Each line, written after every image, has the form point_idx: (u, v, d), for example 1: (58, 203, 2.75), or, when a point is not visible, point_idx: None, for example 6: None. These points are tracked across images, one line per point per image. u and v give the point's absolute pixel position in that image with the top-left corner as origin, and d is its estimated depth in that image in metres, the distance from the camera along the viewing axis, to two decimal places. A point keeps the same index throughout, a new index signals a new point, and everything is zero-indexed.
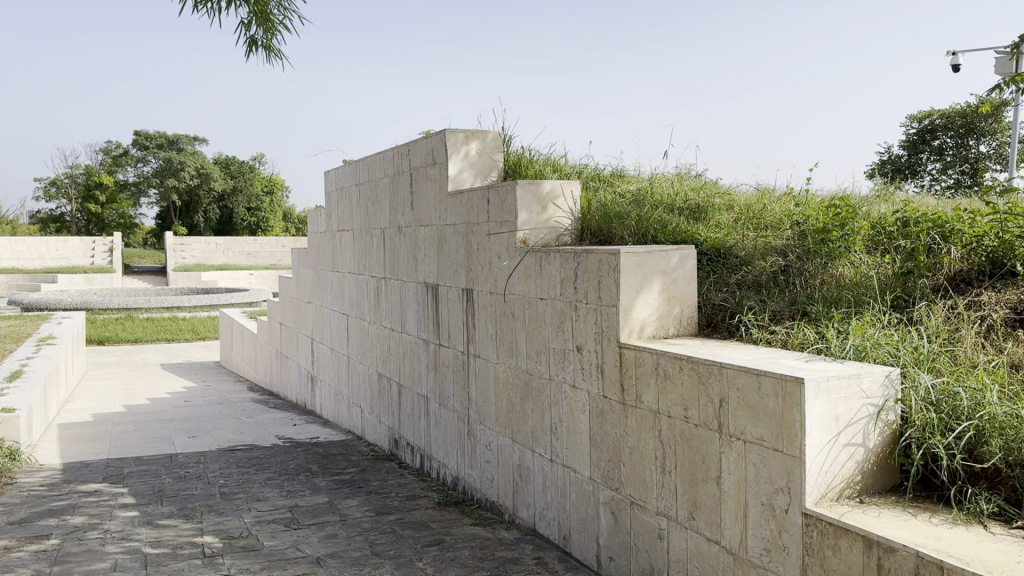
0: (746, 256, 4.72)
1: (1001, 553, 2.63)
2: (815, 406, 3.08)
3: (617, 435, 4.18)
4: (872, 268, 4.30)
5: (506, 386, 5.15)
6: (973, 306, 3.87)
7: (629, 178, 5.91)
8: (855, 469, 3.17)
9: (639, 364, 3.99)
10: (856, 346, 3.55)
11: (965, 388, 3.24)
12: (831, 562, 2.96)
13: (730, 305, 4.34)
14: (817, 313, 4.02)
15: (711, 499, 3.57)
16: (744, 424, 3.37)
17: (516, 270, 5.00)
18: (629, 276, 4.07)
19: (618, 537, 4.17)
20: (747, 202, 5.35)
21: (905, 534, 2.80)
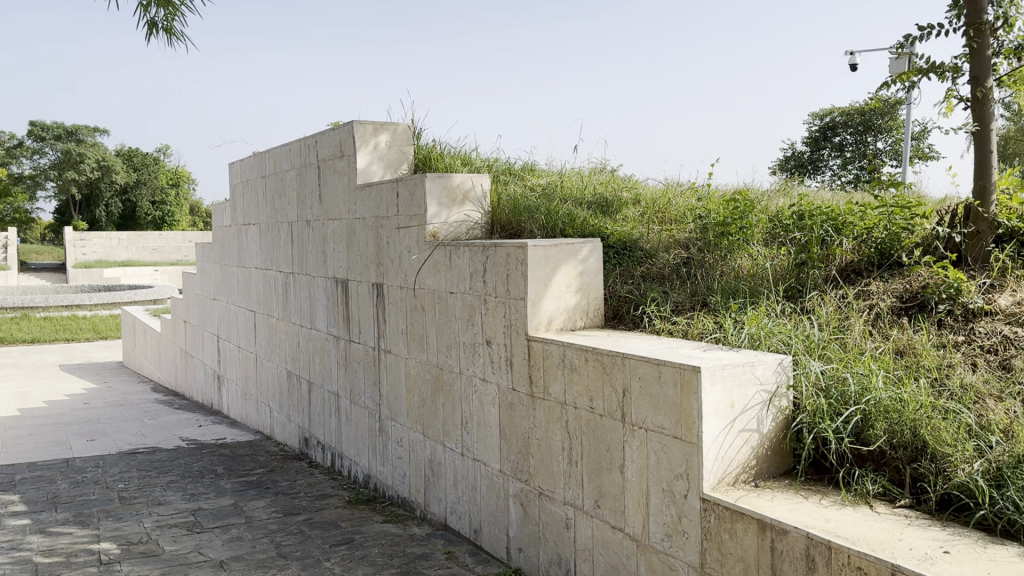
0: (651, 249, 4.81)
1: (885, 532, 2.74)
2: (711, 394, 3.15)
3: (526, 427, 4.18)
4: (769, 259, 4.42)
5: (416, 381, 5.10)
6: (863, 296, 4.02)
7: (540, 171, 5.94)
8: (750, 454, 3.26)
9: (546, 356, 4.01)
10: (751, 335, 3.67)
11: (853, 373, 3.36)
12: (727, 545, 3.04)
13: (635, 296, 4.41)
14: (716, 303, 4.12)
15: (615, 488, 3.61)
16: (646, 412, 3.42)
17: (425, 264, 4.95)
18: (537, 268, 4.07)
19: (527, 528, 4.19)
20: (652, 196, 5.46)
21: (796, 515, 2.89)
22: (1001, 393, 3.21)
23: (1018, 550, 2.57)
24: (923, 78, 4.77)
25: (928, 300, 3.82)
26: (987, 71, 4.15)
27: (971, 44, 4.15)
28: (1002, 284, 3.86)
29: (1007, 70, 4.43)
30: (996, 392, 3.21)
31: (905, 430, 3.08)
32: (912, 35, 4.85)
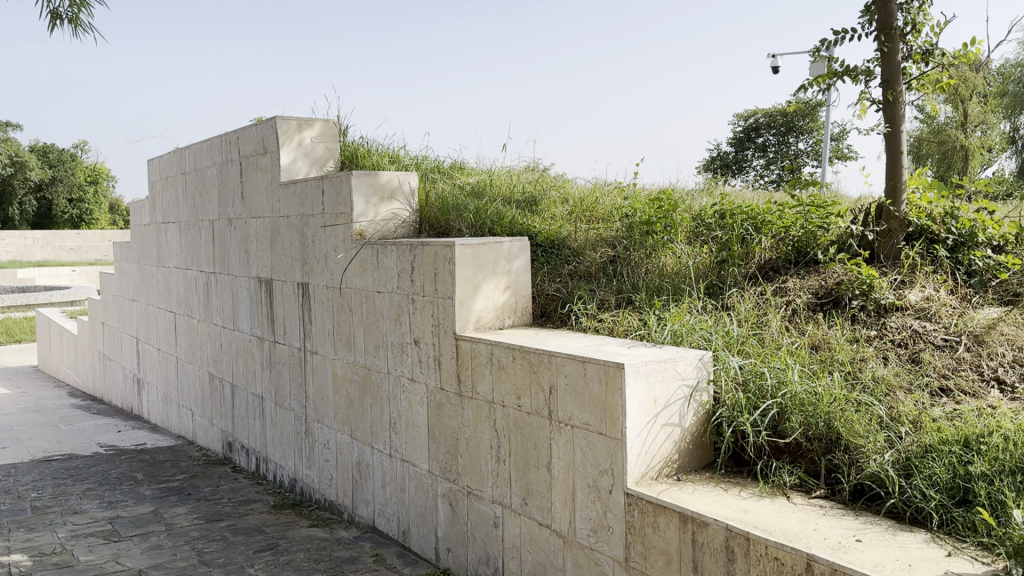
0: (578, 248, 4.85)
1: (800, 522, 2.81)
2: (635, 390, 3.19)
3: (454, 427, 4.14)
4: (691, 257, 4.50)
5: (343, 382, 5.02)
6: (780, 292, 4.12)
7: (469, 170, 5.93)
8: (673, 448, 3.31)
9: (474, 355, 3.98)
10: (673, 331, 3.73)
11: (771, 368, 3.44)
12: (651, 539, 3.08)
13: (562, 295, 4.44)
14: (640, 301, 4.18)
15: (542, 485, 3.62)
16: (572, 410, 3.44)
17: (352, 262, 4.86)
18: (464, 267, 4.05)
19: (456, 528, 4.16)
20: (580, 195, 5.49)
21: (716, 508, 2.95)
22: (910, 385, 3.32)
23: (925, 537, 2.68)
24: (838, 81, 4.92)
25: (842, 296, 3.93)
26: (897, 75, 4.30)
27: (883, 48, 4.30)
28: (912, 280, 4.00)
29: (917, 74, 4.59)
30: (906, 384, 3.32)
31: (820, 422, 3.17)
32: (828, 39, 5.00)
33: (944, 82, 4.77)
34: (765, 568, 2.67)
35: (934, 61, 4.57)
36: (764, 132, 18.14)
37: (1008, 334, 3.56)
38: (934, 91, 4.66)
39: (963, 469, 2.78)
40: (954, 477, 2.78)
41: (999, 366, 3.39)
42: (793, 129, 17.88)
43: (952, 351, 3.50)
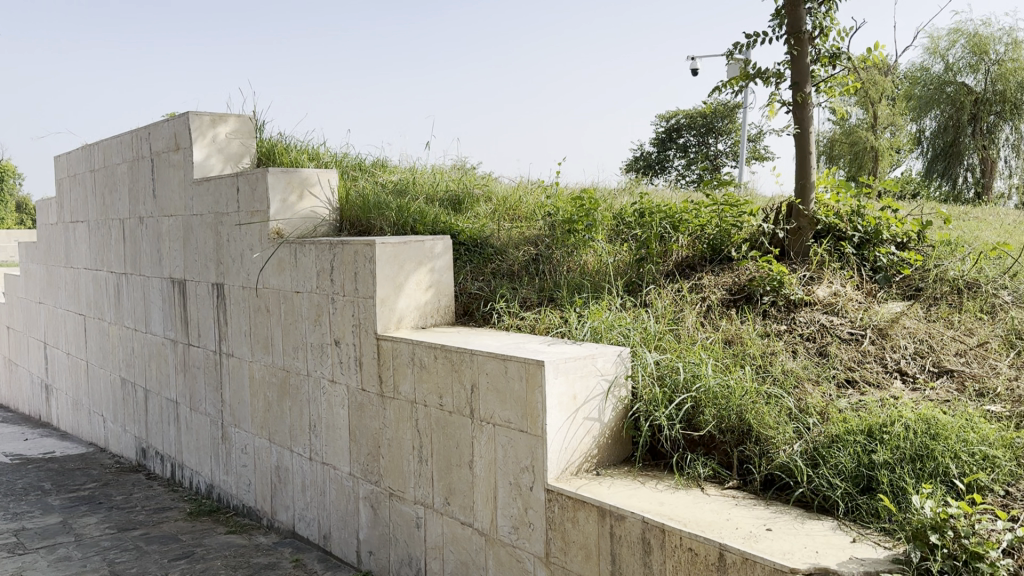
0: (501, 246, 4.85)
1: (714, 513, 2.88)
2: (555, 387, 3.21)
3: (375, 428, 4.06)
4: (612, 255, 4.56)
5: (261, 385, 4.91)
6: (696, 289, 4.22)
7: (392, 167, 5.88)
8: (592, 444, 3.35)
9: (396, 355, 3.90)
10: (593, 328, 3.77)
11: (685, 363, 3.51)
12: (571, 534, 3.11)
13: (484, 293, 4.43)
14: (562, 299, 4.21)
15: (465, 484, 3.59)
16: (493, 408, 3.43)
17: (270, 262, 4.75)
18: (386, 266, 3.97)
19: (377, 530, 4.11)
20: (504, 193, 5.50)
21: (633, 501, 2.99)
22: (818, 377, 3.43)
23: (832, 524, 2.77)
24: (751, 83, 5.06)
25: (754, 292, 4.03)
26: (806, 77, 4.44)
27: (792, 50, 4.44)
28: (820, 277, 4.14)
29: (825, 77, 4.76)
30: (814, 377, 3.43)
31: (732, 414, 3.25)
32: (741, 42, 5.14)
33: (850, 85, 4.94)
34: (680, 558, 2.72)
35: (839, 64, 4.72)
36: (686, 133, 18.61)
37: (910, 327, 3.70)
38: (841, 93, 4.83)
39: (867, 457, 2.88)
40: (858, 466, 2.89)
41: (902, 357, 3.51)
42: (713, 130, 18.45)
43: (857, 344, 3.62)
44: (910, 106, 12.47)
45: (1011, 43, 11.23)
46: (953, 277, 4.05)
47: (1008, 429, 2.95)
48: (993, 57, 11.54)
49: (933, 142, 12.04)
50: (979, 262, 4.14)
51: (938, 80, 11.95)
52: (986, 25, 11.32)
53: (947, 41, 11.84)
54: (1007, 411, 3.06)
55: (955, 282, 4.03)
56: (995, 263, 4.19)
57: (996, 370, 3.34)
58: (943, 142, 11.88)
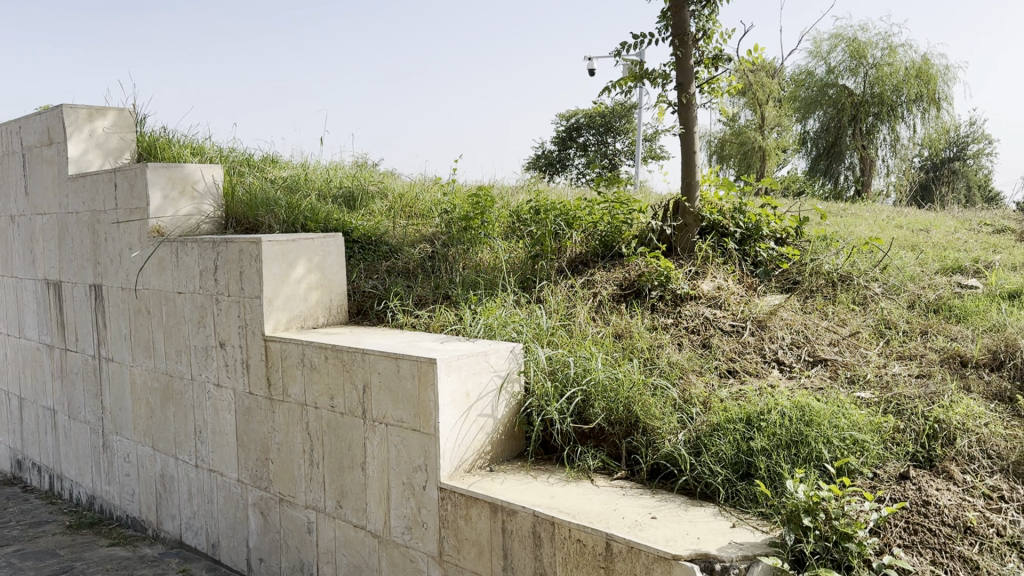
0: (396, 244, 4.79)
1: (603, 504, 2.92)
2: (447, 385, 3.14)
3: (264, 432, 3.93)
4: (507, 252, 4.58)
5: (143, 390, 4.71)
6: (588, 285, 4.27)
7: (283, 163, 5.76)
8: (485, 440, 3.33)
9: (284, 357, 3.78)
10: (487, 325, 3.78)
11: (576, 358, 3.56)
12: (464, 531, 3.07)
13: (378, 292, 4.37)
14: (456, 296, 4.17)
15: (356, 486, 3.48)
16: (385, 407, 3.31)
17: (150, 262, 4.55)
18: (272, 264, 3.85)
19: (268, 537, 3.99)
20: (400, 190, 5.44)
21: (524, 495, 3.00)
22: (701, 368, 3.53)
23: (713, 510, 2.86)
24: (638, 83, 5.17)
25: (643, 287, 4.12)
26: (690, 78, 4.57)
27: (677, 51, 4.55)
28: (705, 272, 4.27)
29: (709, 78, 4.87)
30: (697, 367, 3.53)
31: (620, 406, 3.31)
32: (629, 42, 5.25)
33: (732, 87, 5.12)
34: (569, 550, 2.75)
35: (721, 65, 4.84)
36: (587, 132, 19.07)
37: (786, 319, 3.85)
38: (725, 94, 4.98)
39: (745, 444, 2.98)
40: (738, 453, 2.98)
41: (779, 348, 3.65)
42: (612, 129, 19.08)
43: (738, 336, 3.75)
44: (795, 107, 12.99)
45: (887, 48, 11.81)
46: (828, 270, 4.23)
47: (876, 414, 3.05)
48: (871, 61, 11.85)
49: (816, 141, 12.85)
50: (851, 256, 4.35)
51: (820, 82, 12.39)
52: (865, 29, 11.80)
53: (829, 44, 12.36)
54: (876, 397, 3.18)
55: (830, 275, 4.22)
56: (867, 257, 4.42)
57: (866, 358, 3.50)
58: (825, 142, 12.71)
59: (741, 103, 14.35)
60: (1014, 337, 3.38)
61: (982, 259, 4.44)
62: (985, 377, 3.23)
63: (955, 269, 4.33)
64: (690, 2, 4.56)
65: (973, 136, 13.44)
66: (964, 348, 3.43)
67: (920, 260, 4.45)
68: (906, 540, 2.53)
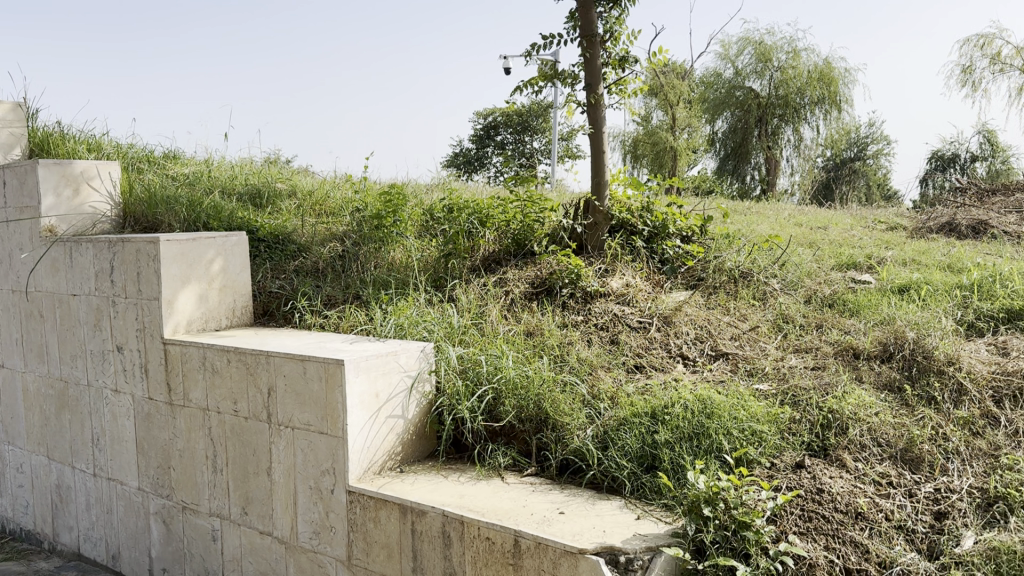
0: (305, 243, 4.71)
1: (512, 501, 2.93)
2: (355, 386, 3.06)
3: (165, 439, 3.81)
4: (419, 251, 4.55)
5: (37, 397, 4.50)
6: (501, 284, 4.27)
7: (186, 160, 5.61)
8: (396, 441, 3.27)
9: (185, 360, 3.66)
10: (397, 324, 3.74)
11: (487, 356, 3.55)
12: (372, 534, 3.02)
13: (285, 292, 4.29)
14: (366, 296, 4.12)
15: (262, 492, 3.41)
16: (291, 411, 3.24)
17: (41, 263, 4.36)
18: (171, 265, 3.73)
19: (171, 546, 3.86)
20: (309, 187, 5.34)
21: (433, 495, 2.96)
22: (609, 363, 3.59)
23: (619, 504, 2.91)
24: (549, 83, 5.22)
25: (554, 285, 4.14)
26: (598, 79, 4.63)
27: (585, 51, 4.60)
28: (614, 269, 4.33)
29: (617, 79, 4.91)
30: (606, 363, 3.59)
31: (530, 404, 3.32)
32: (538, 42, 5.29)
33: (639, 86, 5.19)
34: (478, 548, 2.75)
35: (628, 65, 4.90)
36: None
37: (691, 314, 3.95)
38: (632, 95, 5.06)
39: (651, 438, 3.04)
40: (643, 446, 3.05)
41: (684, 343, 3.74)
42: (529, 128, 19.28)
43: (645, 332, 3.83)
44: (705, 108, 13.33)
45: (791, 51, 12.27)
46: (730, 267, 4.36)
47: (774, 406, 3.14)
48: (776, 64, 12.32)
49: (725, 142, 13.12)
50: (752, 253, 4.50)
51: (728, 84, 12.76)
52: (770, 33, 12.23)
53: (736, 47, 12.74)
54: (773, 389, 3.29)
55: (732, 271, 4.35)
56: (767, 254, 4.57)
57: (765, 352, 3.62)
58: (733, 143, 12.96)
59: (654, 104, 14.68)
60: (902, 330, 3.54)
61: (874, 256, 4.65)
62: (875, 368, 3.37)
63: (849, 265, 4.52)
64: (597, 3, 4.63)
65: (872, 137, 14.07)
66: (857, 340, 3.58)
67: (817, 257, 4.63)
68: (801, 527, 2.60)
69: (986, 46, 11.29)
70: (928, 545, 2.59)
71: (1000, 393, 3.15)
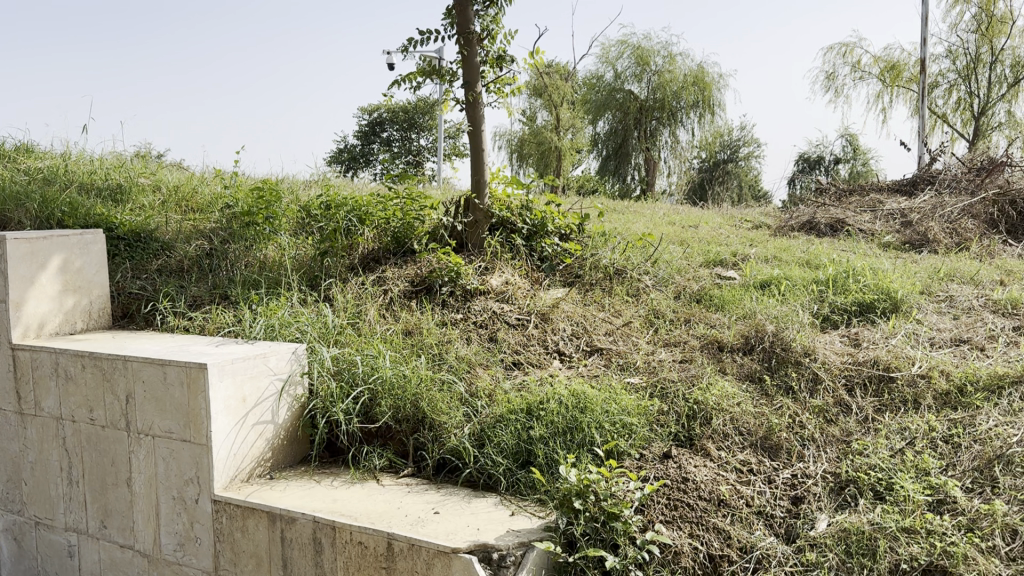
0: (169, 240, 4.53)
1: (385, 503, 2.88)
2: (220, 390, 2.94)
3: (15, 451, 3.58)
4: (292, 249, 4.44)
5: None
6: (379, 282, 4.21)
7: (40, 154, 5.32)
8: (265, 447, 3.17)
9: (36, 367, 3.44)
10: (268, 325, 3.62)
11: (364, 355, 3.48)
12: (240, 544, 2.91)
13: (147, 293, 4.09)
14: (235, 296, 3.98)
15: (121, 504, 3.23)
16: (151, 418, 3.09)
17: None
18: (19, 265, 3.47)
19: (24, 564, 3.63)
20: (175, 183, 5.15)
21: (304, 501, 2.88)
22: (487, 361, 3.59)
23: (494, 501, 2.91)
24: (427, 79, 5.18)
25: (433, 283, 4.11)
26: (476, 77, 4.64)
27: (463, 49, 4.60)
28: (493, 266, 4.35)
29: (495, 77, 4.92)
30: (483, 361, 3.58)
31: (407, 404, 3.27)
32: (415, 38, 5.25)
33: (518, 85, 5.23)
34: (350, 554, 2.68)
35: (506, 64, 4.93)
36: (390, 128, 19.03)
37: (568, 311, 4.01)
38: (510, 93, 5.08)
39: (526, 434, 3.06)
40: (519, 442, 3.06)
41: (560, 339, 3.80)
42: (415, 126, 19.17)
43: (523, 329, 3.86)
44: (586, 109, 13.61)
45: (667, 56, 12.70)
46: (605, 264, 4.46)
47: (644, 399, 3.23)
48: (654, 68, 12.72)
49: (606, 142, 13.43)
50: (627, 250, 4.61)
51: (609, 87, 13.06)
52: (648, 37, 12.61)
53: (616, 50, 13.05)
54: (644, 382, 3.38)
55: (607, 269, 4.45)
56: (641, 251, 4.70)
57: (637, 346, 3.72)
58: (614, 143, 13.28)
59: (539, 104, 14.90)
60: (763, 323, 3.70)
61: (740, 253, 4.85)
62: (738, 360, 3.52)
63: (716, 262, 4.71)
64: (473, 2, 4.64)
65: (745, 139, 14.70)
66: (722, 334, 3.72)
67: (686, 254, 4.80)
68: (667, 516, 2.67)
69: (848, 54, 11.98)
70: (785, 529, 2.70)
71: (852, 381, 3.32)
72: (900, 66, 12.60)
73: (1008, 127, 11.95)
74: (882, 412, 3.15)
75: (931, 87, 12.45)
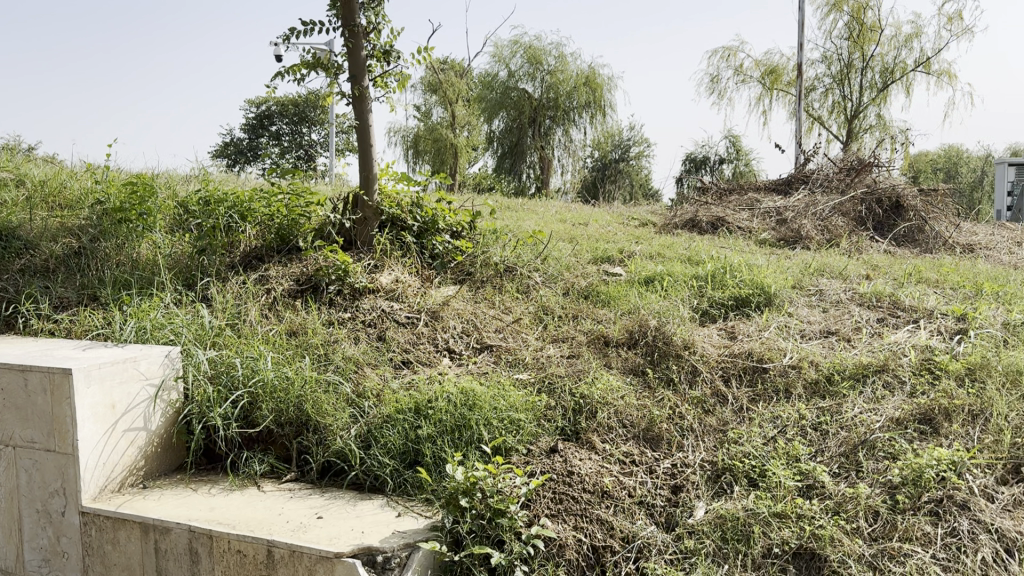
0: (33, 238, 4.29)
1: (266, 509, 2.79)
2: (86, 396, 2.79)
3: None
4: (168, 247, 4.29)
5: None
6: (262, 282, 4.09)
7: None
8: (137, 455, 3.02)
9: None
10: (139, 327, 3.47)
11: (244, 358, 3.37)
12: (112, 557, 2.78)
13: (8, 294, 3.85)
14: (105, 297, 3.78)
15: None
16: (12, 428, 2.91)
17: None
18: None
19: None
20: (41, 177, 4.90)
21: (180, 510, 2.77)
22: (376, 360, 3.55)
23: (381, 502, 2.87)
24: (311, 71, 5.07)
25: (320, 282, 4.02)
26: (362, 71, 4.58)
27: (348, 41, 4.52)
28: (382, 264, 4.29)
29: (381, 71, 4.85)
30: (372, 360, 3.54)
31: (290, 407, 3.19)
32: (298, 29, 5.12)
33: (405, 80, 5.17)
34: (229, 562, 2.59)
35: (393, 59, 4.87)
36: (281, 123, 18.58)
37: (457, 309, 4.01)
38: (397, 88, 5.03)
39: (412, 433, 3.03)
40: (406, 441, 3.03)
41: (450, 337, 3.79)
42: None
43: (412, 328, 3.83)
44: (480, 108, 13.65)
45: (559, 56, 12.88)
46: (495, 262, 4.50)
47: (531, 394, 3.26)
48: (546, 67, 12.87)
49: (501, 140, 13.49)
50: (516, 248, 4.66)
51: (503, 85, 13.14)
52: (539, 38, 12.75)
53: (508, 50, 13.13)
54: (532, 377, 3.41)
55: (497, 266, 4.48)
56: (530, 248, 4.75)
57: (526, 343, 3.75)
58: (509, 142, 13.35)
59: (433, 101, 14.84)
60: (647, 318, 3.79)
61: (625, 250, 4.96)
62: (623, 355, 3.59)
63: (603, 259, 4.80)
64: None
65: (636, 139, 15.05)
66: (607, 329, 3.79)
67: (574, 251, 4.87)
68: (552, 509, 2.71)
69: (731, 58, 12.42)
70: (665, 517, 2.77)
71: (729, 373, 3.44)
72: (779, 70, 13.17)
73: (877, 130, 12.66)
74: (756, 401, 3.29)
75: (808, 91, 13.06)
